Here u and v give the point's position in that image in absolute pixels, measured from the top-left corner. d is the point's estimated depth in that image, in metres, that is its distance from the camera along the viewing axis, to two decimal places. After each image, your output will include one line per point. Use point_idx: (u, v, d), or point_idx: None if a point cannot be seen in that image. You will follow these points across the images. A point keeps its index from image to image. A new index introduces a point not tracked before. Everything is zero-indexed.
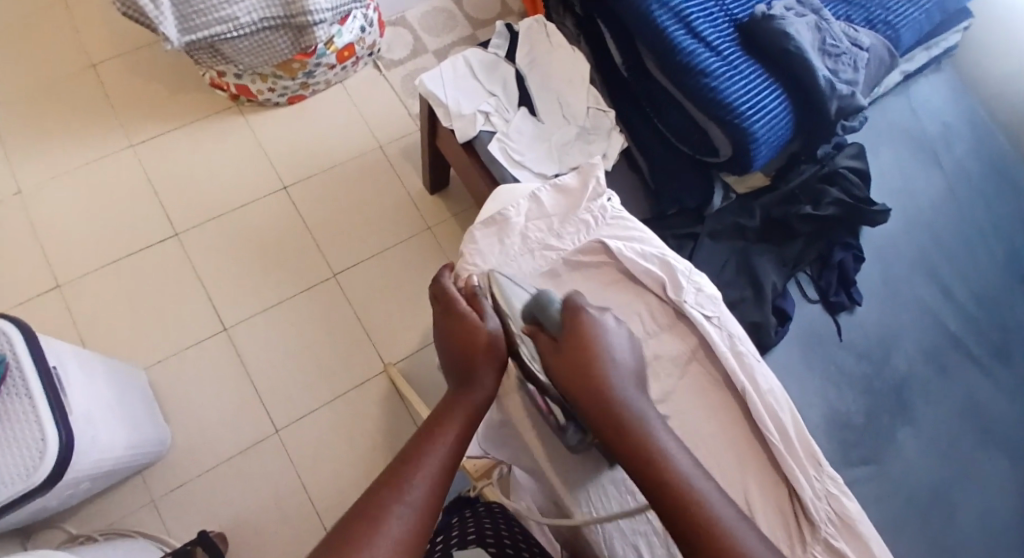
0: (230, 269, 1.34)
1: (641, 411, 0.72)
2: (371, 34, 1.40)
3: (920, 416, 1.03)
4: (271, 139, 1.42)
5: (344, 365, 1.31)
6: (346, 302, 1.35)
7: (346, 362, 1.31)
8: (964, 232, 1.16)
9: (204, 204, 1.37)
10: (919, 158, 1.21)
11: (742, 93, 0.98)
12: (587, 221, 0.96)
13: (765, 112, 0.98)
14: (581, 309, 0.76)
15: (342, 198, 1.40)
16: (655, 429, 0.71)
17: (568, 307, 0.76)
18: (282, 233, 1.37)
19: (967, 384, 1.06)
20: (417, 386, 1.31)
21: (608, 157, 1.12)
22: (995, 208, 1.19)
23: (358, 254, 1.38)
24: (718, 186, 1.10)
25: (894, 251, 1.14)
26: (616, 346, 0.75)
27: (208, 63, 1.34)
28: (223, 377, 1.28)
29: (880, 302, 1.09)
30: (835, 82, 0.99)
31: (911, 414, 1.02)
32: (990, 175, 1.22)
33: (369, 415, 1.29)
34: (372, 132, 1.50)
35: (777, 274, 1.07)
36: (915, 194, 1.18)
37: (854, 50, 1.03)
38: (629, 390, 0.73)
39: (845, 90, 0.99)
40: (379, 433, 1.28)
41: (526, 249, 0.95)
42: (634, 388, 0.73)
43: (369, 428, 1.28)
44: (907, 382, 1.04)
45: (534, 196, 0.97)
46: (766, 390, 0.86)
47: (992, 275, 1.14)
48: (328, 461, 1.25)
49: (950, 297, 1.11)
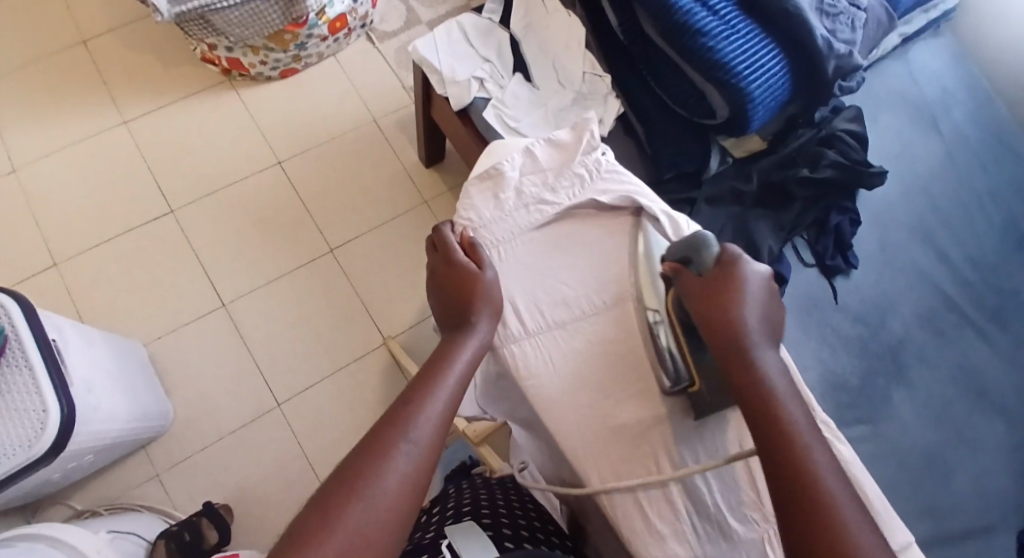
0: (228, 250, 1.12)
1: (775, 374, 0.52)
2: (364, 4, 1.22)
3: (921, 383, 0.78)
4: (265, 114, 1.22)
5: (332, 341, 1.08)
6: (347, 283, 1.12)
7: (334, 340, 1.08)
8: (955, 194, 0.88)
9: (199, 177, 1.16)
10: (915, 124, 0.92)
11: (737, 51, 0.72)
12: (579, 174, 0.66)
13: (763, 73, 0.73)
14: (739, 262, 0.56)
15: (337, 173, 1.18)
16: (786, 396, 0.51)
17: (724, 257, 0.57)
18: (275, 209, 1.15)
19: (972, 353, 0.80)
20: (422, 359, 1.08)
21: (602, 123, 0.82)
22: (991, 171, 0.90)
23: (354, 229, 1.15)
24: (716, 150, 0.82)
25: (897, 222, 0.86)
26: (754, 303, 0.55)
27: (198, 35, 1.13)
28: (230, 362, 1.06)
29: (880, 268, 0.83)
30: (833, 40, 0.75)
31: (911, 380, 0.78)
32: (988, 141, 0.92)
33: (367, 393, 1.05)
34: (367, 101, 1.24)
35: (773, 239, 0.82)
36: (911, 159, 0.89)
37: (851, 9, 0.80)
38: (768, 353, 0.53)
39: (844, 47, 0.75)
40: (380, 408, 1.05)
41: (519, 204, 0.64)
42: (774, 353, 0.54)
43: (365, 404, 1.05)
44: (905, 347, 0.79)
45: (527, 149, 0.68)
46: None
47: (986, 244, 0.86)
48: (329, 436, 1.03)
49: (950, 267, 0.84)
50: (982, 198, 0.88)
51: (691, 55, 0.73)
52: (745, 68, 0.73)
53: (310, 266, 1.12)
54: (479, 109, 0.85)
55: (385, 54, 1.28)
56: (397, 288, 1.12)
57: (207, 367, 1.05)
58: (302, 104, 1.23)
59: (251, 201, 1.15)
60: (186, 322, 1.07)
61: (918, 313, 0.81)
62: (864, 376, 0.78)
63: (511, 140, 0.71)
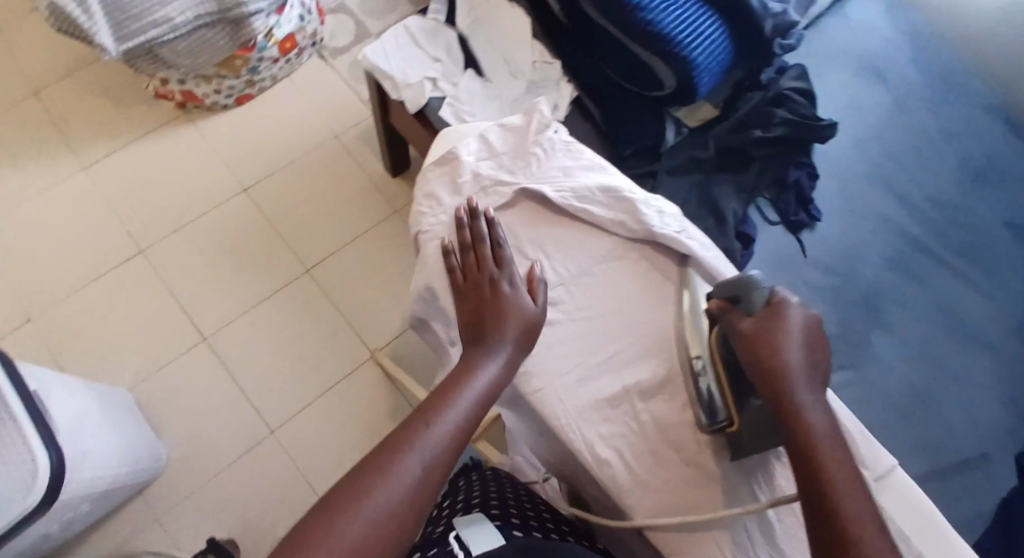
0: (203, 283, 1.11)
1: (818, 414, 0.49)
2: (311, 21, 1.22)
3: (896, 324, 0.79)
4: (225, 143, 1.21)
5: (318, 360, 1.07)
6: (326, 300, 1.11)
7: (320, 358, 1.08)
8: (910, 140, 0.89)
9: (166, 213, 1.15)
10: (862, 77, 0.94)
11: (679, 19, 0.76)
12: (535, 153, 0.68)
13: (702, 39, 0.77)
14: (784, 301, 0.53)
15: (303, 193, 1.18)
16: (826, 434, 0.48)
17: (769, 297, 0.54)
18: (245, 236, 1.15)
19: (947, 291, 0.81)
20: (411, 367, 1.08)
21: (558, 109, 0.83)
22: (943, 111, 0.91)
23: (327, 246, 1.15)
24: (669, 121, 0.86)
25: (852, 171, 0.88)
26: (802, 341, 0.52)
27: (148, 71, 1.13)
28: (218, 394, 1.05)
29: (842, 217, 0.85)
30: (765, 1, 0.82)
31: (886, 322, 0.80)
32: (936, 83, 0.93)
33: (360, 408, 1.05)
34: (325, 118, 1.24)
35: (737, 200, 0.83)
36: (862, 110, 0.91)
37: None
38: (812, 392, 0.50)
39: (777, 7, 0.83)
40: (376, 421, 1.04)
41: (476, 185, 0.67)
42: (819, 393, 0.50)
43: (360, 417, 1.05)
44: (876, 293, 0.81)
45: (482, 135, 0.70)
46: None
47: (946, 183, 0.87)
48: (327, 455, 1.02)
49: (914, 209, 0.85)
50: (935, 138, 0.90)
51: (631, 31, 0.75)
52: (685, 37, 0.76)
53: (288, 287, 1.12)
54: (434, 109, 0.83)
55: (338, 69, 1.28)
56: (377, 298, 1.12)
57: (196, 401, 1.04)
58: (260, 127, 1.22)
59: (219, 231, 1.15)
60: (169, 359, 1.06)
61: (887, 258, 0.83)
62: (840, 324, 0.79)
63: (466, 128, 0.74)
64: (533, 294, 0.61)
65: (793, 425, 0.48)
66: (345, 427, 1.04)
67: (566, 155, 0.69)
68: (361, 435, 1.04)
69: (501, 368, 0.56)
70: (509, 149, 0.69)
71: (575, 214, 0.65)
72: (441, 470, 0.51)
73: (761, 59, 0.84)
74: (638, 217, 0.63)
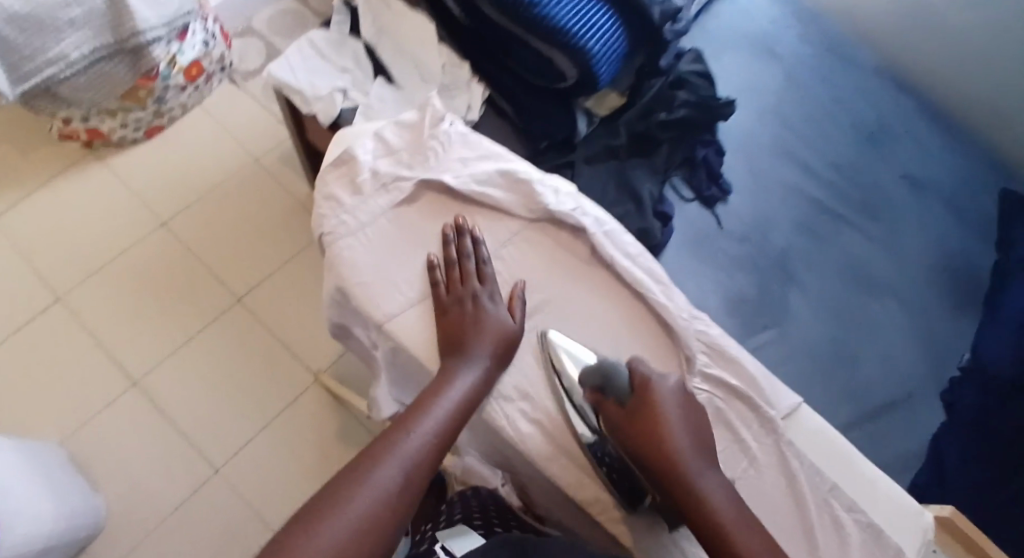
0: (129, 325, 1.07)
1: (721, 496, 0.51)
2: (216, 46, 1.20)
3: (809, 283, 0.84)
4: (138, 179, 1.18)
5: (259, 390, 1.05)
6: (261, 327, 1.09)
7: (261, 388, 1.05)
8: (807, 109, 0.94)
9: (82, 258, 1.11)
10: (757, 55, 0.97)
11: (573, 14, 0.76)
12: (433, 147, 0.68)
13: (600, 30, 0.78)
14: (654, 385, 0.55)
15: (226, 222, 1.15)
16: (734, 515, 0.51)
17: (637, 382, 0.56)
18: (169, 272, 1.11)
19: (852, 247, 0.86)
20: (357, 385, 1.06)
21: (470, 109, 0.84)
22: (833, 79, 0.96)
23: (258, 272, 1.12)
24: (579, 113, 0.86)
25: (755, 142, 0.92)
26: (683, 420, 0.54)
27: (48, 110, 1.09)
28: (157, 437, 1.01)
29: (751, 185, 0.89)
30: None
31: (800, 282, 0.84)
32: (823, 54, 0.98)
33: (309, 434, 1.03)
34: (242, 144, 1.22)
35: (653, 180, 0.85)
36: (760, 83, 0.95)
37: None
38: (711, 474, 0.53)
39: None
40: (326, 444, 1.03)
41: (378, 186, 0.65)
42: (715, 472, 0.53)
43: (309, 444, 1.03)
44: (789, 254, 0.85)
45: (377, 134, 0.69)
46: (636, 255, 0.65)
47: (841, 146, 0.92)
48: (279, 485, 1.00)
49: (815, 173, 0.90)
50: (829, 106, 0.94)
51: (530, 26, 0.76)
52: (581, 29, 0.77)
53: (220, 319, 1.09)
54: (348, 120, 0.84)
55: (251, 93, 1.26)
56: (314, 321, 1.10)
57: (135, 446, 1.01)
58: (176, 160, 1.19)
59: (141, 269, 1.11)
60: (100, 407, 1.03)
61: (796, 222, 0.87)
62: (760, 288, 0.83)
63: (360, 127, 0.72)
64: (511, 309, 0.61)
65: (703, 514, 0.51)
66: (294, 452, 1.02)
67: (463, 146, 0.69)
68: (312, 458, 1.02)
69: (481, 383, 0.57)
70: (407, 146, 0.68)
71: (474, 198, 0.66)
72: (414, 485, 0.53)
73: (659, 44, 0.86)
74: (536, 198, 0.65)
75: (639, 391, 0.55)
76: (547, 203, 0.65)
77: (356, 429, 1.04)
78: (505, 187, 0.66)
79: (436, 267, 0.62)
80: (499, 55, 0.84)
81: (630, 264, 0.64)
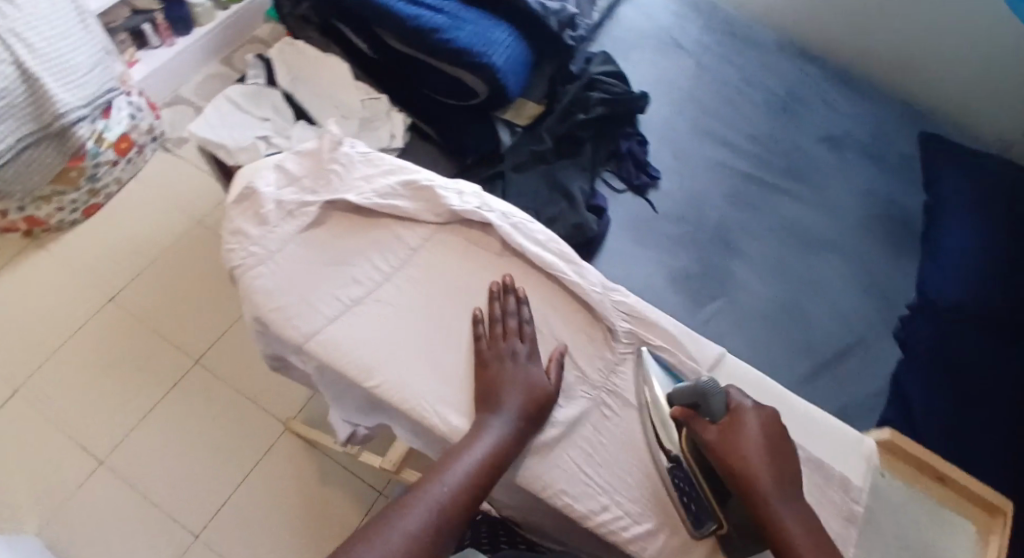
0: (87, 405, 1.06)
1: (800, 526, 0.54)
2: (144, 118, 1.21)
3: (750, 250, 0.90)
4: (80, 258, 1.17)
5: (229, 445, 1.04)
6: (223, 385, 1.08)
7: (229, 444, 1.04)
8: (720, 92, 1.04)
9: (31, 347, 1.10)
10: (660, 50, 1.08)
11: (471, 35, 0.88)
12: (334, 170, 0.72)
13: (498, 44, 0.89)
14: (746, 411, 0.57)
15: (175, 286, 1.15)
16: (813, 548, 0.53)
17: (731, 405, 0.57)
18: (123, 345, 1.10)
19: (784, 211, 0.94)
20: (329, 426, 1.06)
21: (396, 136, 0.90)
22: (740, 65, 1.07)
23: (214, 330, 1.12)
24: (499, 124, 0.94)
25: (674, 130, 1.00)
26: (768, 451, 0.56)
27: None
28: (131, 513, 1.00)
29: (678, 170, 0.96)
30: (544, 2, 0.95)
31: (742, 250, 0.90)
32: (725, 42, 1.09)
33: (286, 482, 1.02)
34: (181, 206, 1.22)
35: (583, 177, 0.90)
36: (668, 76, 1.05)
37: None
38: (795, 506, 0.55)
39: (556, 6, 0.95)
40: (304, 491, 1.02)
41: (284, 213, 0.68)
42: (798, 503, 0.55)
43: (287, 493, 1.02)
44: (726, 227, 0.92)
45: (278, 166, 0.72)
46: (545, 240, 0.68)
47: (758, 121, 1.01)
48: (262, 540, 0.99)
49: (738, 150, 0.98)
50: (737, 86, 1.05)
51: (436, 50, 0.87)
52: (482, 47, 0.88)
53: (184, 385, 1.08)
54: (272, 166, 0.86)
55: (186, 157, 1.27)
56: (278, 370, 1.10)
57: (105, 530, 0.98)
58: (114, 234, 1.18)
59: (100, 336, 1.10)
60: (72, 489, 1.01)
61: (728, 196, 0.95)
62: (705, 263, 0.89)
63: (260, 162, 0.75)
64: (549, 369, 0.62)
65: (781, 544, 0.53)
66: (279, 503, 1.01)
67: (366, 165, 0.73)
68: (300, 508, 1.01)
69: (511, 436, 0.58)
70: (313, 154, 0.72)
71: (380, 209, 0.69)
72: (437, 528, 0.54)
73: (563, 54, 0.98)
74: (440, 202, 0.69)
75: (731, 414, 0.57)
76: (451, 204, 0.69)
77: (333, 470, 1.04)
78: (414, 200, 0.70)
79: (481, 321, 0.63)
80: (415, 82, 0.94)
81: (540, 249, 0.68)
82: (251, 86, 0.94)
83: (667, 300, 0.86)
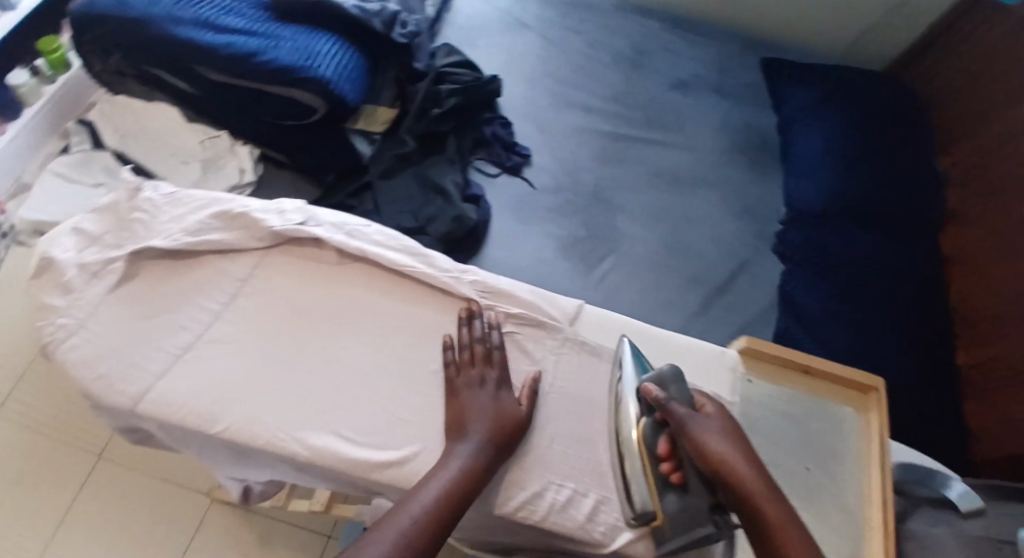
0: (101, 542, 1.58)
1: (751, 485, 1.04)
2: None
3: (614, 199, 1.71)
4: (55, 510, 1.60)
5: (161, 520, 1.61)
6: (165, 489, 1.64)
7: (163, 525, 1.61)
8: (575, 63, 1.93)
9: (51, 523, 1.58)
10: (506, 29, 1.97)
11: (290, 54, 1.51)
12: (141, 213, 1.30)
13: (321, 58, 1.54)
14: (683, 401, 1.09)
15: (66, 481, 1.63)
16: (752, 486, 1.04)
17: (684, 394, 1.10)
18: (93, 494, 1.63)
19: (649, 155, 1.79)
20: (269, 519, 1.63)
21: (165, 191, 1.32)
22: (591, 52, 1.96)
23: (104, 497, 1.62)
24: (359, 138, 1.66)
25: (521, 101, 1.84)
26: (723, 441, 1.06)
27: None
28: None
29: (543, 143, 1.78)
30: (363, 8, 1.63)
31: (607, 202, 1.70)
32: (564, 33, 1.98)
33: (248, 548, 1.61)
34: (49, 407, 1.70)
35: (453, 172, 1.63)
36: (521, 57, 1.92)
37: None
38: (743, 464, 1.05)
39: (372, 8, 1.64)
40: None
41: (101, 271, 1.23)
42: (746, 462, 1.06)
43: (242, 551, 1.61)
44: (600, 186, 1.72)
45: (70, 231, 1.28)
46: (397, 241, 1.30)
47: (612, 82, 1.90)
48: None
49: (592, 110, 1.85)
50: (586, 57, 1.94)
51: (269, 77, 1.49)
52: (308, 64, 1.51)
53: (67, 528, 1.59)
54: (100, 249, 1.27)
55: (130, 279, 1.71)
56: (160, 482, 1.65)
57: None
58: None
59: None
60: None
61: (600, 154, 1.78)
62: (585, 222, 1.67)
63: (49, 233, 1.29)
64: (520, 398, 1.16)
65: (735, 486, 1.04)
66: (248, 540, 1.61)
67: (169, 202, 1.32)
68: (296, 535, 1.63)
69: (467, 477, 1.05)
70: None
71: (198, 240, 1.26)
72: (420, 529, 1.01)
73: (400, 55, 1.72)
74: (258, 229, 1.27)
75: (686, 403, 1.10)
76: (274, 226, 1.27)
77: (292, 534, 1.62)
78: (314, 243, 1.31)
79: (450, 348, 1.19)
80: (258, 109, 1.58)
81: (391, 251, 1.29)
82: (78, 151, 1.74)
83: (562, 261, 1.60)
